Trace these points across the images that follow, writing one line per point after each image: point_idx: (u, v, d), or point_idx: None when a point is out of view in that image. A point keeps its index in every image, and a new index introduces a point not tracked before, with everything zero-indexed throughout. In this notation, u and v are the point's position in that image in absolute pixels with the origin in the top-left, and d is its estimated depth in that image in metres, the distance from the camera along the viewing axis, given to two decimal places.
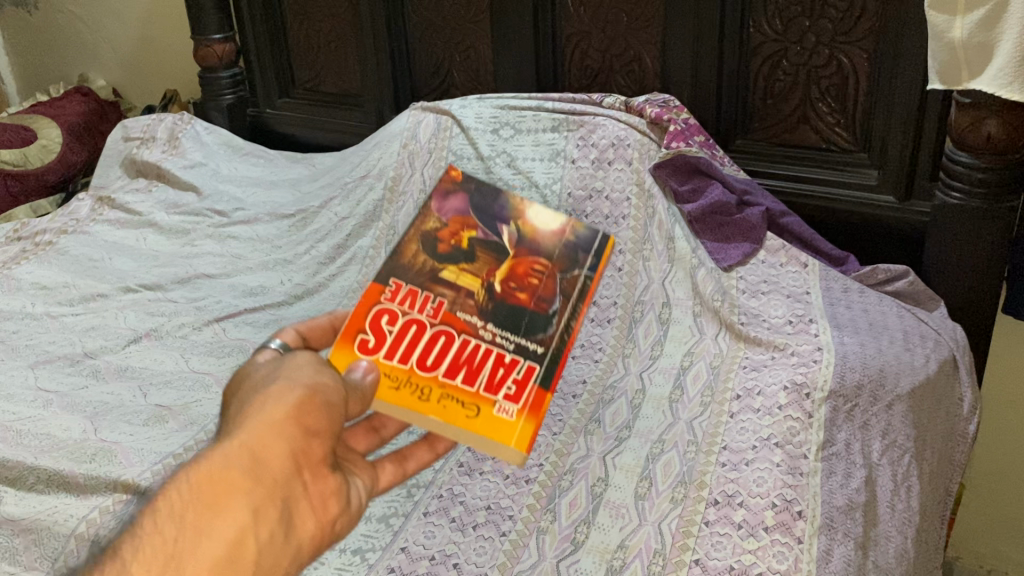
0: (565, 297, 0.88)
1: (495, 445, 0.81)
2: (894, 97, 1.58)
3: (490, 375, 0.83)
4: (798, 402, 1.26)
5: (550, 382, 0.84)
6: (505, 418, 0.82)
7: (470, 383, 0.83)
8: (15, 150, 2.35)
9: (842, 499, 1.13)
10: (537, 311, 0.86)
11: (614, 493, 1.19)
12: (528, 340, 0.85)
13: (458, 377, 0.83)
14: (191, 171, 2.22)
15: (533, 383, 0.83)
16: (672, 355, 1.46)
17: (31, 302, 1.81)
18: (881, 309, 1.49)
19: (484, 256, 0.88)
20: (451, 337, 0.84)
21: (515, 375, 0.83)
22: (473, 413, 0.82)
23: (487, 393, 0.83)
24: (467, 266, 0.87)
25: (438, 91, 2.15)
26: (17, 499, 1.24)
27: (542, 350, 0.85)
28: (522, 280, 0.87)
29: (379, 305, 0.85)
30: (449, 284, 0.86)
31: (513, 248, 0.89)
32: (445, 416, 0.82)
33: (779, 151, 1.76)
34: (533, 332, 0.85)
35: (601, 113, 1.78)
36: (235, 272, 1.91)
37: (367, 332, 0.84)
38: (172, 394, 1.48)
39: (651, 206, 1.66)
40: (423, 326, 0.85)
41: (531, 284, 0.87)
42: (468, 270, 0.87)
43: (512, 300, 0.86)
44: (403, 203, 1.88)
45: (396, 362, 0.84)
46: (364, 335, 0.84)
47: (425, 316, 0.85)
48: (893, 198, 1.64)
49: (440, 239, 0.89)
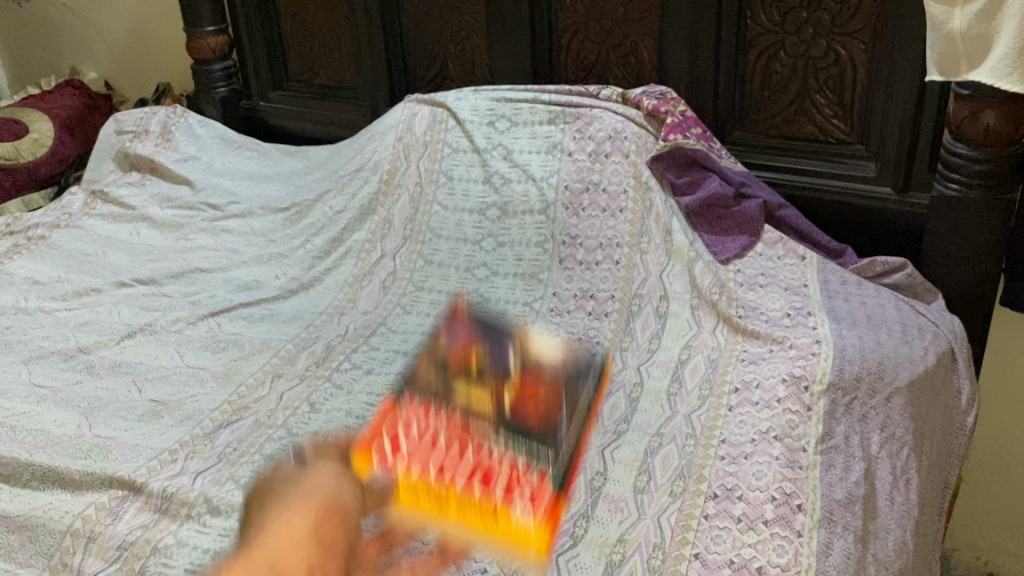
0: (569, 412, 0.97)
1: (515, 556, 0.87)
2: (892, 88, 1.58)
3: (503, 487, 0.88)
4: (797, 396, 1.26)
5: (564, 488, 0.89)
6: (521, 526, 0.86)
7: (488, 495, 0.88)
8: (7, 143, 2.32)
9: (842, 492, 1.13)
10: (545, 427, 0.95)
11: (614, 487, 1.18)
12: (538, 462, 0.91)
13: (475, 486, 0.89)
14: (184, 165, 2.20)
15: (547, 492, 0.88)
16: (670, 348, 1.46)
17: (24, 296, 1.80)
18: (879, 301, 1.49)
19: (494, 380, 1.01)
20: (471, 447, 0.93)
21: (530, 488, 0.88)
22: (492, 522, 0.86)
23: (505, 505, 0.87)
24: (479, 388, 1.00)
25: (433, 83, 2.14)
26: (12, 495, 1.22)
27: (554, 470, 0.90)
28: (529, 403, 0.98)
29: (391, 423, 0.98)
30: (466, 408, 0.98)
31: (520, 374, 1.02)
32: (464, 519, 0.87)
33: (777, 143, 1.75)
34: (541, 456, 0.92)
35: (597, 105, 1.77)
36: (229, 266, 1.90)
37: (382, 450, 0.95)
38: (168, 389, 1.47)
39: (649, 199, 1.66)
40: (441, 439, 0.94)
41: (537, 405, 0.98)
42: (480, 391, 1.00)
43: (522, 417, 0.96)
44: (398, 197, 1.88)
45: (413, 472, 0.91)
46: (380, 451, 0.95)
47: (443, 439, 0.94)
48: (890, 190, 1.63)
49: (453, 369, 1.04)
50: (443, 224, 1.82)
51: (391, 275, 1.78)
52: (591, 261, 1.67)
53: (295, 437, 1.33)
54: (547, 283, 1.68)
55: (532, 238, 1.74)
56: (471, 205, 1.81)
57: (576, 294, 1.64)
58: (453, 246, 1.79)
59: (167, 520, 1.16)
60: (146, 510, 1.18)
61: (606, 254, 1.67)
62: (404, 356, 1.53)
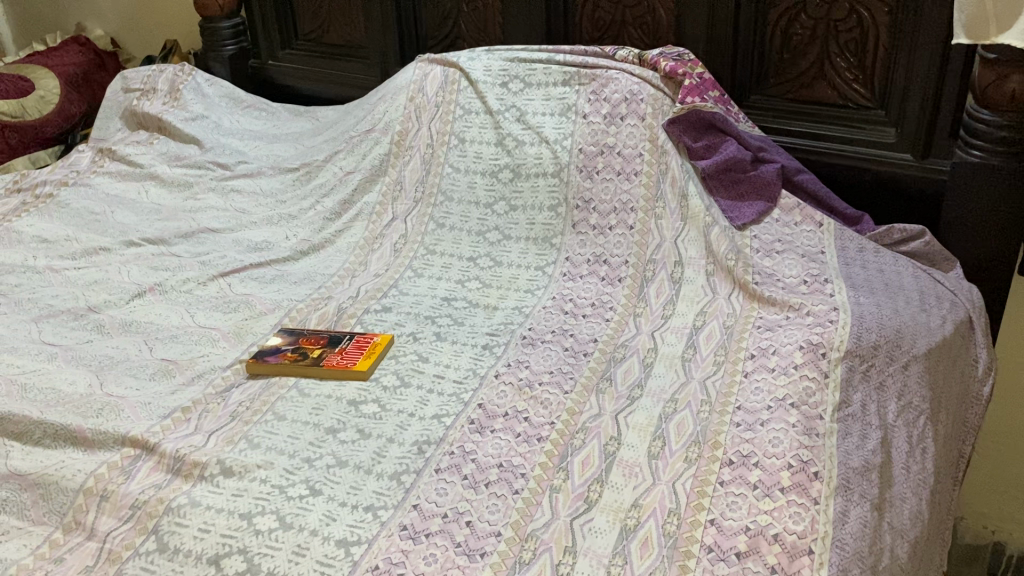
0: (296, 353, 1.40)
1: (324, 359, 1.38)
2: (915, 52, 1.54)
3: (332, 351, 1.41)
4: (814, 362, 1.25)
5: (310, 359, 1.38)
6: (325, 359, 1.38)
7: (318, 355, 1.39)
8: (12, 101, 2.28)
9: (858, 460, 1.12)
10: (297, 353, 1.40)
11: (627, 452, 1.17)
12: (311, 360, 1.38)
13: (318, 356, 1.39)
14: (192, 124, 2.18)
15: (337, 356, 1.39)
16: (685, 314, 1.44)
17: (33, 255, 1.78)
18: (897, 269, 1.47)
19: (299, 357, 1.39)
20: (312, 355, 1.40)
21: (342, 350, 1.41)
22: (328, 360, 1.38)
23: (327, 353, 1.40)
24: (302, 358, 1.39)
25: (444, 43, 2.11)
26: (24, 453, 1.22)
27: (305, 362, 1.38)
28: (306, 349, 1.41)
29: (310, 356, 1.39)
30: (305, 356, 1.39)
31: (294, 352, 1.41)
32: (320, 358, 1.38)
33: (795, 108, 1.72)
34: (327, 354, 1.40)
35: (613, 66, 1.74)
36: (239, 226, 1.88)
37: (321, 352, 1.40)
38: (178, 349, 1.47)
39: (664, 162, 1.64)
40: (316, 354, 1.40)
41: (303, 350, 1.41)
42: (304, 358, 1.39)
43: (290, 356, 1.39)
44: (410, 158, 1.86)
45: (315, 355, 1.39)
46: (314, 353, 1.40)
47: (315, 359, 1.39)
48: (910, 156, 1.61)
49: (291, 354, 1.40)
50: (454, 186, 1.80)
51: (402, 238, 1.76)
52: (604, 226, 1.65)
53: (308, 397, 1.32)
54: (559, 247, 1.66)
55: (545, 202, 1.71)
56: (483, 167, 1.79)
57: (590, 259, 1.62)
58: (465, 210, 1.77)
59: (179, 480, 1.15)
60: (158, 469, 1.17)
61: (620, 219, 1.64)
62: (415, 318, 1.52)
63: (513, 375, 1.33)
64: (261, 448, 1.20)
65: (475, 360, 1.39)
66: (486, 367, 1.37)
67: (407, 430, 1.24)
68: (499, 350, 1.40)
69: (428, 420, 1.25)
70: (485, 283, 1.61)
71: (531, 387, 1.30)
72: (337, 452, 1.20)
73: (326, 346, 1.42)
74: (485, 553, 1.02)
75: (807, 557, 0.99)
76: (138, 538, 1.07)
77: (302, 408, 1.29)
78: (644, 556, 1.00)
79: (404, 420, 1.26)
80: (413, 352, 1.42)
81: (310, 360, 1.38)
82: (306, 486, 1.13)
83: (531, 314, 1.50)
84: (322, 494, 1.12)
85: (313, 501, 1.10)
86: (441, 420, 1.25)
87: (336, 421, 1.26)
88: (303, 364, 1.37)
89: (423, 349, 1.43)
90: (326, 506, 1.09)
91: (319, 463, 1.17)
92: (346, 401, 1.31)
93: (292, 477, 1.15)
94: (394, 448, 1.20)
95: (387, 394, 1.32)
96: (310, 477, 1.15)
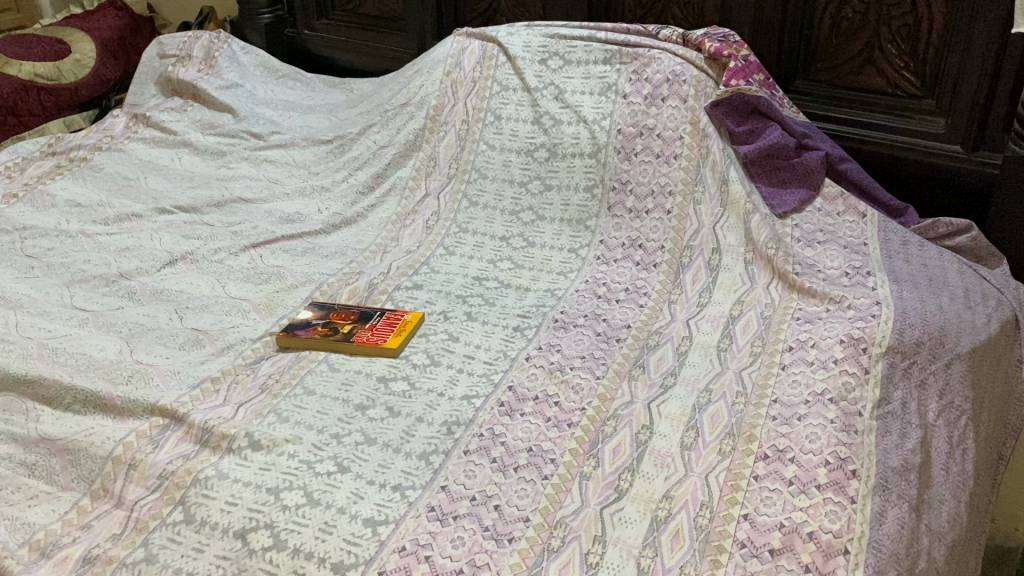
0: (328, 327, 1.39)
1: (357, 336, 1.37)
2: (971, 42, 1.49)
3: (366, 326, 1.40)
4: (855, 358, 1.22)
5: (342, 335, 1.37)
6: (358, 335, 1.37)
7: (351, 331, 1.38)
8: (50, 63, 2.27)
9: (897, 459, 1.09)
10: (330, 327, 1.39)
11: (659, 442, 1.14)
12: (343, 335, 1.37)
13: (351, 331, 1.38)
14: (227, 92, 2.17)
15: (371, 332, 1.38)
16: (721, 303, 1.41)
17: (66, 219, 1.78)
18: (941, 264, 1.43)
19: (331, 331, 1.38)
20: (344, 329, 1.39)
21: (375, 325, 1.40)
22: (362, 335, 1.37)
23: (359, 328, 1.39)
24: (334, 333, 1.38)
25: (483, 17, 2.08)
26: (54, 418, 1.22)
27: (338, 337, 1.37)
28: (338, 323, 1.40)
29: (344, 331, 1.38)
30: (338, 330, 1.38)
31: (326, 326, 1.40)
32: (352, 333, 1.37)
33: (842, 94, 1.68)
34: (361, 328, 1.39)
35: (656, 46, 1.71)
36: (271, 197, 1.86)
37: (354, 327, 1.39)
38: (209, 319, 1.46)
39: (705, 146, 1.61)
40: (348, 330, 1.39)
41: (336, 323, 1.41)
42: (335, 333, 1.38)
43: (320, 330, 1.39)
44: (445, 134, 1.84)
45: (348, 331, 1.38)
46: (347, 327, 1.39)
47: (347, 334, 1.37)
48: (959, 148, 1.56)
49: (321, 328, 1.39)
50: (488, 164, 1.78)
51: (434, 214, 1.73)
52: (641, 209, 1.61)
53: (337, 372, 1.31)
54: (594, 230, 1.63)
55: (581, 182, 1.68)
56: (519, 145, 1.77)
57: (625, 243, 1.58)
58: (499, 188, 1.74)
59: (207, 452, 1.14)
60: (186, 440, 1.17)
61: (657, 203, 1.61)
62: (446, 296, 1.50)
63: (545, 358, 1.31)
64: (290, 423, 1.19)
65: (506, 342, 1.37)
66: (517, 349, 1.35)
67: (436, 409, 1.22)
68: (531, 332, 1.38)
69: (458, 401, 1.24)
70: (517, 264, 1.58)
71: (562, 371, 1.28)
72: (366, 429, 1.19)
73: (359, 322, 1.41)
74: (514, 538, 1.01)
75: (843, 557, 0.97)
76: (166, 508, 1.06)
77: (332, 383, 1.28)
78: (675, 549, 0.98)
79: (434, 399, 1.24)
80: (443, 331, 1.41)
81: (342, 336, 1.37)
82: (334, 463, 1.12)
83: (563, 297, 1.47)
84: (350, 471, 1.11)
85: (341, 477, 1.09)
86: (471, 401, 1.24)
87: (365, 398, 1.25)
88: (334, 339, 1.36)
89: (453, 329, 1.41)
90: (353, 484, 1.08)
91: (347, 440, 1.16)
92: (376, 378, 1.30)
93: (320, 453, 1.14)
94: (423, 427, 1.19)
95: (417, 372, 1.31)
96: (338, 454, 1.14)
